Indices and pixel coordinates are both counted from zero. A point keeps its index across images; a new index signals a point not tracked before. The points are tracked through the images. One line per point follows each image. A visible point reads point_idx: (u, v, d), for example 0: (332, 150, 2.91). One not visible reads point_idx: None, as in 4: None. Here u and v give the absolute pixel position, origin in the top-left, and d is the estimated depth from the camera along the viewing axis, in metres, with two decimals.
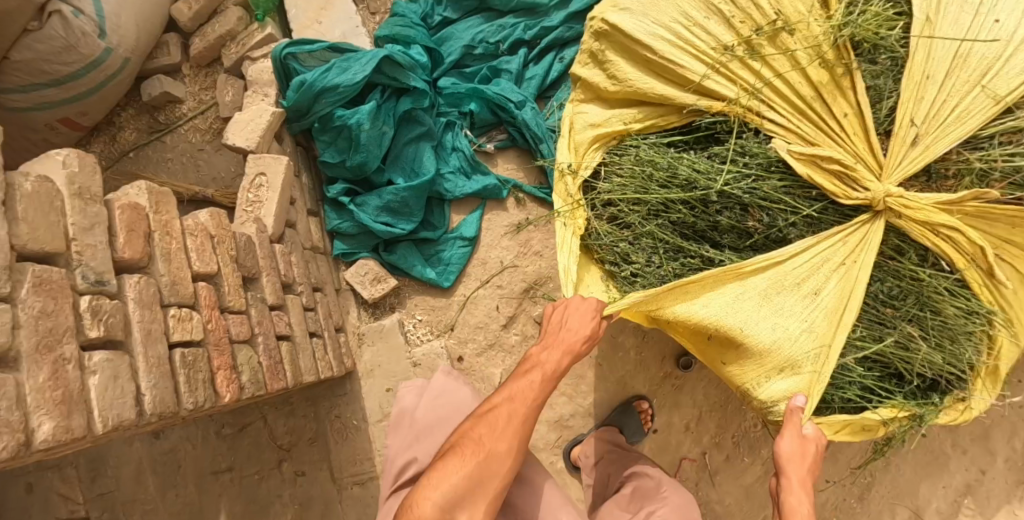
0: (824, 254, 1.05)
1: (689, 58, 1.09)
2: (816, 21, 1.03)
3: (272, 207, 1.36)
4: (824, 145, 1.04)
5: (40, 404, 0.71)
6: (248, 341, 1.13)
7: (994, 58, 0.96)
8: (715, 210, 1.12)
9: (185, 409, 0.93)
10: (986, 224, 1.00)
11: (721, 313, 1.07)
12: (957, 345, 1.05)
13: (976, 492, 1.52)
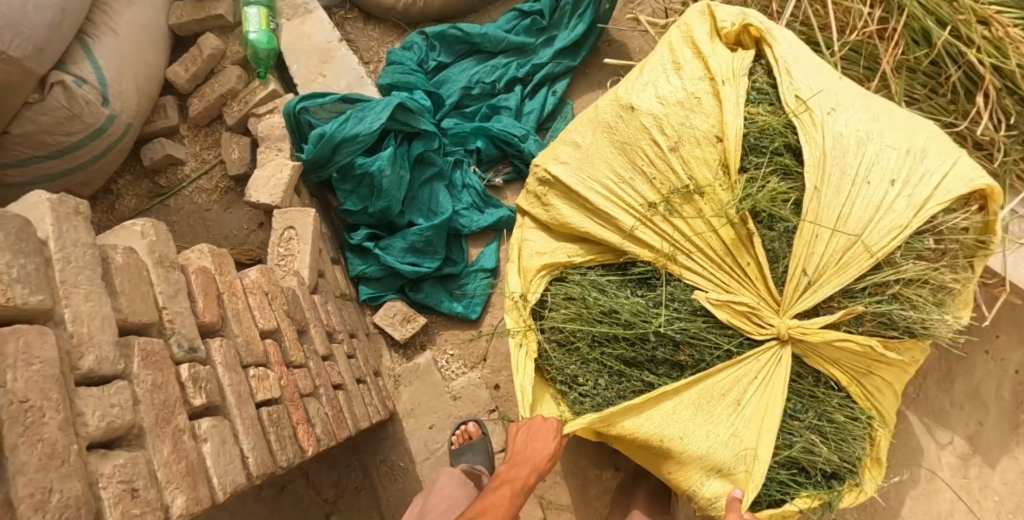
0: (742, 372, 1.10)
1: (621, 211, 1.18)
2: (722, 187, 1.10)
3: (306, 258, 1.37)
4: (735, 291, 1.11)
5: (170, 478, 0.70)
6: (313, 394, 1.13)
7: (867, 220, 1.06)
8: (645, 347, 1.16)
9: (281, 467, 0.92)
10: (866, 351, 1.07)
11: (656, 430, 1.12)
12: (848, 445, 1.13)
13: (978, 442, 1.72)
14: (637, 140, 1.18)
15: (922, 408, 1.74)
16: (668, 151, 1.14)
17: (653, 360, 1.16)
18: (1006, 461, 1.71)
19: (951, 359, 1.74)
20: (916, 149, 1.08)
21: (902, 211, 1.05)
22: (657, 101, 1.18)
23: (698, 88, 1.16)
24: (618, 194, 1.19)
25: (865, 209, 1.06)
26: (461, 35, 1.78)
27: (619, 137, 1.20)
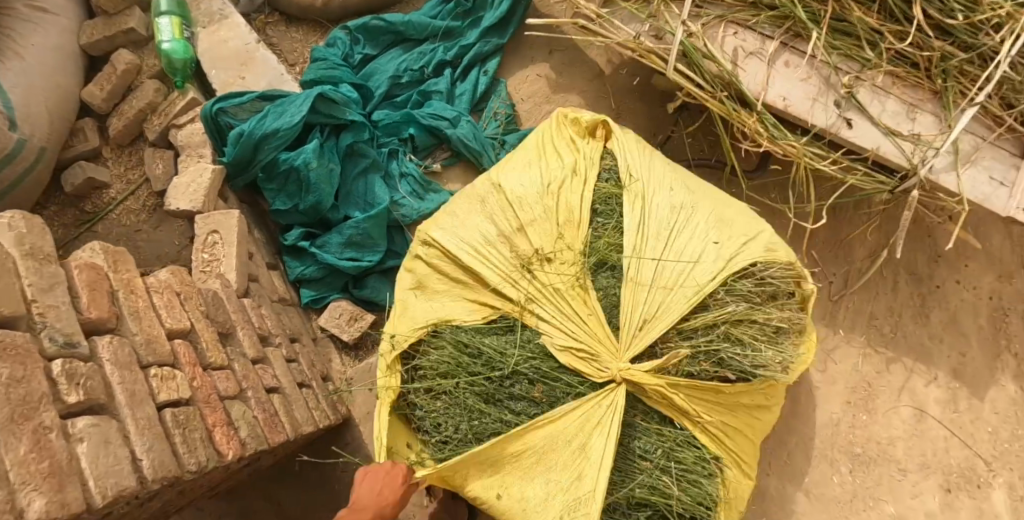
0: (589, 413, 1.14)
1: (482, 266, 1.24)
2: (569, 244, 1.22)
3: (233, 261, 1.28)
4: (579, 337, 1.16)
5: (27, 479, 0.60)
6: (238, 397, 1.04)
7: (686, 270, 1.18)
8: (495, 403, 1.18)
9: (189, 472, 0.84)
10: (697, 392, 1.15)
11: (501, 477, 1.17)
12: (700, 487, 1.17)
13: (964, 373, 1.77)
14: (501, 206, 1.29)
15: (908, 342, 1.78)
16: (521, 218, 1.26)
17: (510, 401, 1.18)
18: (994, 390, 1.77)
19: (924, 294, 1.80)
20: (729, 215, 1.26)
21: (716, 263, 1.19)
22: (517, 179, 1.32)
23: (552, 167, 1.31)
24: (477, 251, 1.25)
25: (686, 259, 1.19)
26: (384, 24, 1.74)
27: (487, 203, 1.31)
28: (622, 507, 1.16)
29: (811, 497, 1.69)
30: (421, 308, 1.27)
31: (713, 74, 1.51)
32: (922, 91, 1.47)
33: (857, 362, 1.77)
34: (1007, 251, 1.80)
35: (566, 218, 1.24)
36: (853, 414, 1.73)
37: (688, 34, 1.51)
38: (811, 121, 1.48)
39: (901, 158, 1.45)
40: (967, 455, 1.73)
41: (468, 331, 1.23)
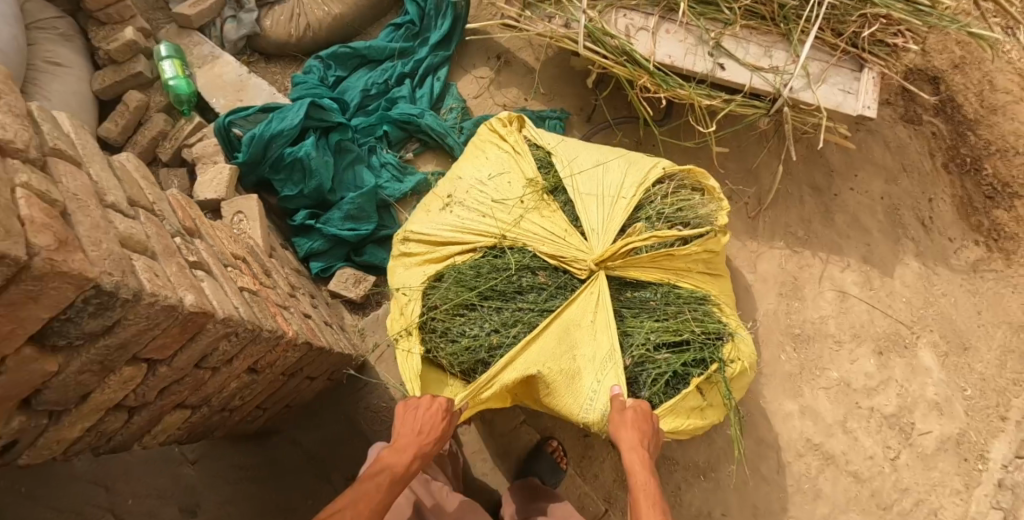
0: (584, 299, 1.50)
1: (464, 224, 1.60)
2: (526, 189, 1.63)
3: (258, 231, 1.58)
4: (557, 246, 1.54)
5: (180, 282, 0.86)
6: (284, 306, 1.32)
7: (617, 178, 1.63)
8: (509, 314, 1.51)
9: (267, 330, 1.09)
10: (659, 256, 1.55)
11: (541, 365, 1.44)
12: (701, 313, 1.56)
13: (873, 258, 2.16)
14: (464, 187, 1.68)
15: (820, 241, 2.16)
16: (488, 193, 1.65)
17: (521, 299, 1.53)
18: (900, 268, 2.16)
19: (827, 201, 2.21)
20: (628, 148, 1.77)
21: (634, 167, 1.66)
22: (472, 167, 1.73)
23: (499, 156, 1.73)
24: (462, 222, 1.61)
25: (615, 170, 1.65)
26: (350, 51, 2.11)
27: (453, 189, 1.69)
28: (649, 352, 1.49)
29: (766, 374, 1.98)
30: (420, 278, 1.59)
31: (613, 47, 1.89)
32: (773, 36, 1.92)
33: (780, 262, 2.13)
34: (888, 159, 2.26)
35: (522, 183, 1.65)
36: (786, 303, 2.08)
37: (590, 20, 1.88)
38: (694, 70, 1.89)
39: (768, 86, 1.90)
40: (888, 322, 2.09)
41: (464, 273, 1.55)
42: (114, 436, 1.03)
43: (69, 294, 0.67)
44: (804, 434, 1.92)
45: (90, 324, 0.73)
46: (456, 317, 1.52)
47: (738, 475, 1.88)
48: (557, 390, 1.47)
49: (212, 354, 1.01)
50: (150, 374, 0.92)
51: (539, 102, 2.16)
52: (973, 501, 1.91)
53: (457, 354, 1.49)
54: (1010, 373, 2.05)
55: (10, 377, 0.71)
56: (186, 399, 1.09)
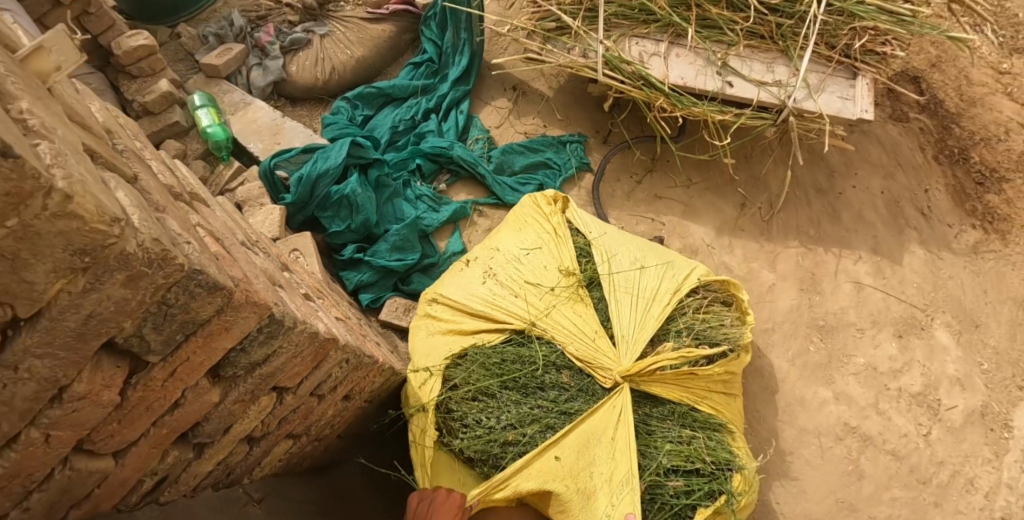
0: (609, 409, 1.56)
1: (497, 304, 1.73)
2: (561, 283, 1.76)
3: (319, 268, 1.65)
4: (585, 352, 1.64)
5: (310, 312, 0.92)
6: (362, 334, 1.37)
7: (649, 291, 1.77)
8: (528, 409, 1.58)
9: (367, 357, 1.15)
10: (681, 376, 1.66)
11: (557, 476, 1.46)
12: (715, 438, 1.66)
13: (880, 248, 2.29)
14: (502, 265, 1.82)
15: (831, 236, 2.28)
16: (523, 273, 1.79)
17: (543, 393, 1.60)
18: (906, 256, 2.30)
19: (832, 200, 2.34)
20: (659, 253, 1.92)
21: (666, 285, 1.81)
22: (508, 246, 1.88)
23: (539, 235, 1.90)
24: (494, 303, 1.73)
25: (648, 285, 1.79)
26: (376, 90, 2.22)
27: (490, 267, 1.82)
28: (658, 477, 1.55)
29: (798, 364, 2.05)
30: (446, 350, 1.68)
31: (630, 72, 2.03)
32: (773, 53, 2.09)
33: (797, 259, 2.22)
34: (882, 156, 2.43)
35: (560, 275, 1.79)
36: (809, 297, 2.16)
37: (607, 50, 2.03)
38: (705, 89, 2.04)
39: (773, 98, 2.04)
40: (903, 307, 2.21)
41: (489, 356, 1.64)
42: (230, 473, 1.04)
43: (254, 320, 0.68)
44: (842, 418, 1.99)
45: (257, 352, 0.75)
46: (473, 401, 1.59)
47: (794, 462, 1.90)
48: (573, 509, 1.45)
49: (322, 382, 1.05)
50: (277, 404, 0.95)
51: (557, 127, 2.28)
52: (1005, 468, 2.01)
53: (469, 441, 1.54)
54: (1020, 345, 2.19)
55: (186, 409, 0.72)
56: (292, 430, 1.12)
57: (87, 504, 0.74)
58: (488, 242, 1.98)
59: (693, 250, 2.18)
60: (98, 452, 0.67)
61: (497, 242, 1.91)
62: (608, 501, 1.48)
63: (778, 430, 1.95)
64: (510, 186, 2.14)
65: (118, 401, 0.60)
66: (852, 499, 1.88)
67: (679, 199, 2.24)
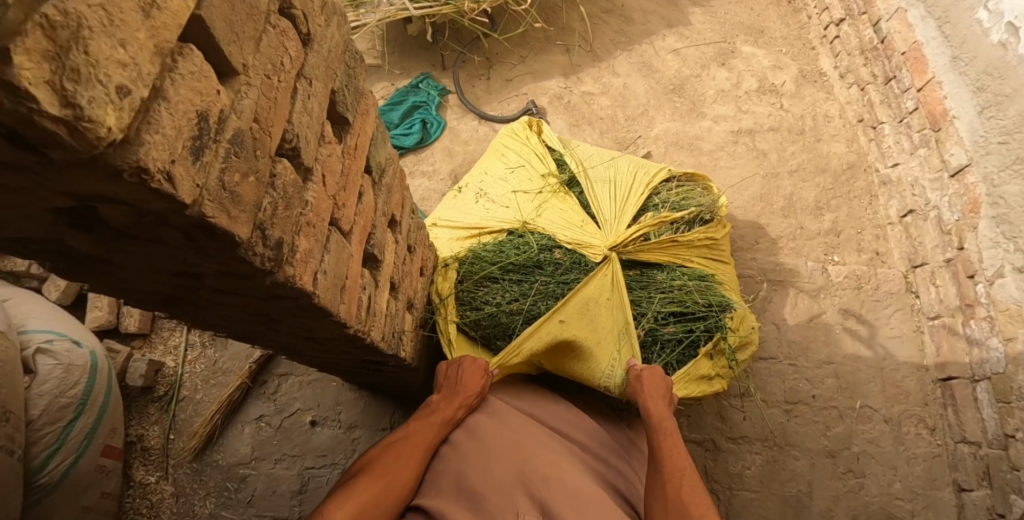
0: (607, 269, 1.81)
1: (489, 215, 2.00)
2: (543, 188, 2.05)
3: None
4: (570, 237, 1.89)
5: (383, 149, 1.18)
6: None
7: (624, 183, 2.06)
8: (531, 285, 1.80)
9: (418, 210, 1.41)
10: (664, 244, 1.93)
11: (569, 331, 1.70)
12: (707, 283, 1.94)
13: (673, 21, 2.77)
14: (490, 186, 2.12)
15: (639, 32, 2.73)
16: (511, 184, 2.09)
17: (541, 268, 1.83)
18: (690, 16, 2.80)
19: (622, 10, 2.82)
20: (627, 158, 2.19)
21: (636, 181, 2.09)
22: (491, 172, 2.19)
23: (516, 156, 2.21)
24: (489, 216, 1.99)
25: (619, 179, 2.08)
26: None
27: (480, 191, 2.12)
28: (652, 326, 1.83)
29: (677, 118, 2.54)
30: (453, 251, 1.94)
31: None
32: None
33: (627, 60, 2.66)
34: None
35: (541, 181, 2.08)
36: (652, 80, 2.62)
37: None
38: None
39: None
40: (711, 46, 2.72)
41: (489, 252, 1.87)
42: (396, 334, 1.27)
43: (372, 116, 1.06)
44: (728, 130, 2.51)
45: (381, 151, 1.11)
46: (482, 288, 1.82)
47: (719, 178, 2.42)
48: (582, 354, 1.72)
49: (409, 235, 1.39)
50: (397, 242, 1.27)
51: (402, 79, 2.59)
52: (838, 96, 2.62)
53: (480, 321, 1.78)
54: (796, 25, 2.80)
55: (365, 201, 1.02)
56: (410, 295, 1.40)
57: (347, 302, 0.92)
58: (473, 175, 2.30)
59: (559, 96, 2.57)
60: (341, 226, 0.91)
61: (485, 170, 2.22)
62: (613, 348, 1.76)
63: (696, 163, 2.45)
64: (401, 133, 2.42)
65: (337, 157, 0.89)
66: (769, 171, 2.43)
67: (524, 70, 2.62)
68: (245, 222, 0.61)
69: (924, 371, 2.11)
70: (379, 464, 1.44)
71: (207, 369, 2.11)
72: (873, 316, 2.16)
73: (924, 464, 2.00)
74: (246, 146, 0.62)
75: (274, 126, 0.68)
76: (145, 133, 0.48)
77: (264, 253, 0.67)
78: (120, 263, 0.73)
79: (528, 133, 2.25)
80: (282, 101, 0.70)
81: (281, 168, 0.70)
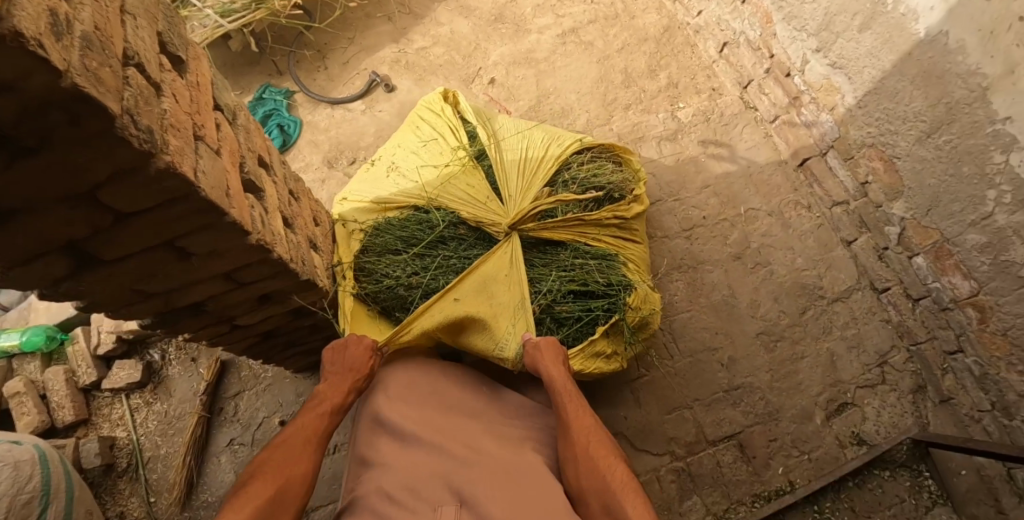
0: (508, 247, 1.78)
1: (393, 193, 1.94)
2: (451, 160, 1.96)
3: None
4: (466, 211, 1.82)
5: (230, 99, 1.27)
6: None
7: (533, 152, 1.95)
8: (432, 259, 1.80)
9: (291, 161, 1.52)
10: (563, 222, 1.85)
11: (460, 306, 1.70)
12: (612, 260, 1.89)
13: None
14: (403, 163, 2.05)
15: None
16: (420, 160, 2.01)
17: (443, 243, 1.83)
18: None
19: None
20: (546, 127, 2.08)
21: (547, 150, 1.97)
22: (405, 146, 2.11)
23: (429, 129, 2.11)
24: (396, 189, 1.95)
25: (526, 149, 1.96)
26: None
27: (392, 166, 2.05)
28: (547, 306, 1.80)
29: (506, 40, 2.71)
30: (359, 226, 1.91)
31: (241, 5, 2.46)
32: None
33: (444, 6, 2.78)
34: None
35: (450, 152, 1.99)
36: (471, 15, 2.75)
37: (212, 8, 2.44)
38: None
39: None
40: None
41: (393, 227, 1.85)
42: (306, 264, 1.36)
43: (206, 62, 1.15)
44: (552, 34, 2.70)
45: (226, 95, 1.20)
46: (383, 259, 1.81)
47: (561, 76, 2.61)
48: (476, 326, 1.73)
49: (291, 184, 1.48)
50: (278, 183, 1.36)
51: (243, 96, 2.63)
52: None
53: (378, 293, 1.77)
54: None
55: (227, 133, 1.12)
56: (310, 235, 1.49)
57: (237, 207, 1.03)
58: (389, 147, 2.22)
59: (396, 60, 2.70)
60: (210, 146, 1.02)
61: (399, 142, 2.15)
62: (509, 321, 1.75)
63: (536, 72, 2.64)
64: None
65: (184, 86, 0.99)
66: (600, 55, 2.64)
67: (356, 49, 2.72)
68: (110, 100, 0.73)
69: (784, 164, 2.41)
70: (266, 465, 1.39)
71: (160, 423, 2.08)
72: (728, 138, 2.45)
73: (814, 235, 2.30)
74: (96, 45, 0.73)
75: (114, 38, 0.79)
76: (15, 9, 0.60)
77: (141, 136, 0.79)
78: (20, 212, 0.81)
79: (444, 108, 2.14)
80: (116, 20, 0.81)
81: (130, 74, 0.81)
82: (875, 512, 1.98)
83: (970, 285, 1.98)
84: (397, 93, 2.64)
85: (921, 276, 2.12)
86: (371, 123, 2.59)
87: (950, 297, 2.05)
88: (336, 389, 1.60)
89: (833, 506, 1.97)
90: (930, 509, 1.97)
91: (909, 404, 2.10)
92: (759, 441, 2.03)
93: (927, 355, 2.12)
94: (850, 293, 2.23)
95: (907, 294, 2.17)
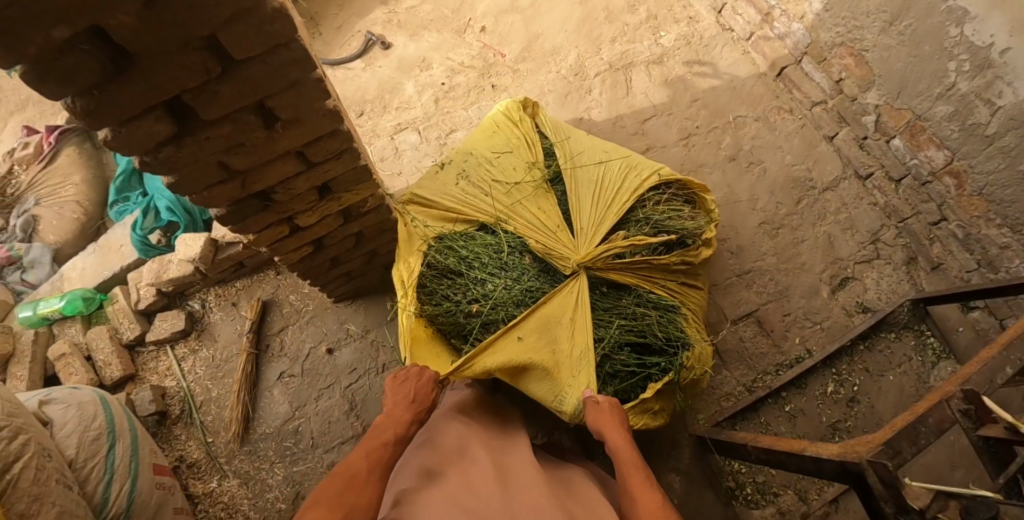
0: (576, 285, 1.80)
1: (461, 207, 1.96)
2: (524, 183, 1.98)
3: None
4: (530, 236, 1.88)
5: None
6: None
7: (610, 187, 1.98)
8: (494, 284, 1.83)
9: None
10: (626, 268, 1.87)
11: (524, 348, 1.70)
12: (670, 310, 1.92)
13: None
14: (474, 166, 2.04)
15: None
16: (492, 171, 2.01)
17: (505, 267, 1.86)
18: None
19: None
20: (625, 154, 2.10)
21: (623, 185, 1.99)
22: (480, 148, 2.09)
23: (506, 140, 2.09)
24: (466, 202, 1.97)
25: (601, 183, 1.99)
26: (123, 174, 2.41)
27: (464, 168, 2.04)
28: (602, 356, 1.79)
29: None
30: (427, 233, 1.92)
31: None
32: None
33: None
34: None
35: (525, 173, 2.00)
36: None
37: None
38: None
39: None
40: None
41: (459, 247, 1.90)
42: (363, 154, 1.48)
43: None
44: None
45: None
46: (445, 280, 1.87)
47: (547, 20, 2.77)
48: (536, 369, 1.71)
49: None
50: None
51: None
52: None
53: (438, 313, 1.83)
54: None
55: None
56: None
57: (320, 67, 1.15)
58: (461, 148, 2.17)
59: (388, 20, 2.82)
60: None
61: (471, 147, 2.11)
62: (570, 372, 1.72)
63: (523, 17, 2.78)
64: None
65: None
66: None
67: (349, 14, 2.86)
68: None
69: (763, 76, 2.59)
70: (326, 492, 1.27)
71: (208, 368, 2.14)
72: (710, 58, 2.63)
73: (798, 135, 2.49)
74: None
75: None
76: None
77: None
78: (149, 52, 0.95)
79: (523, 118, 2.14)
80: None
81: None
82: (886, 370, 2.15)
83: (944, 155, 2.18)
84: (393, 49, 2.76)
85: (900, 156, 2.31)
86: (374, 80, 2.72)
87: (928, 171, 2.24)
88: (397, 421, 1.54)
89: (848, 368, 2.15)
90: (935, 364, 2.15)
91: (903, 274, 2.27)
92: (774, 316, 2.23)
93: (915, 230, 2.29)
94: (839, 182, 2.41)
95: (889, 177, 2.35)
